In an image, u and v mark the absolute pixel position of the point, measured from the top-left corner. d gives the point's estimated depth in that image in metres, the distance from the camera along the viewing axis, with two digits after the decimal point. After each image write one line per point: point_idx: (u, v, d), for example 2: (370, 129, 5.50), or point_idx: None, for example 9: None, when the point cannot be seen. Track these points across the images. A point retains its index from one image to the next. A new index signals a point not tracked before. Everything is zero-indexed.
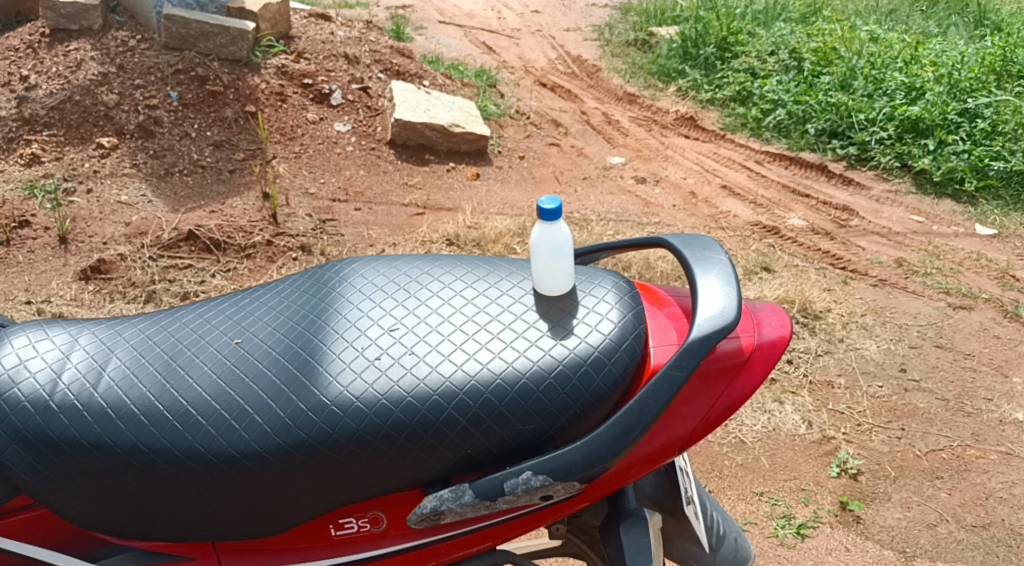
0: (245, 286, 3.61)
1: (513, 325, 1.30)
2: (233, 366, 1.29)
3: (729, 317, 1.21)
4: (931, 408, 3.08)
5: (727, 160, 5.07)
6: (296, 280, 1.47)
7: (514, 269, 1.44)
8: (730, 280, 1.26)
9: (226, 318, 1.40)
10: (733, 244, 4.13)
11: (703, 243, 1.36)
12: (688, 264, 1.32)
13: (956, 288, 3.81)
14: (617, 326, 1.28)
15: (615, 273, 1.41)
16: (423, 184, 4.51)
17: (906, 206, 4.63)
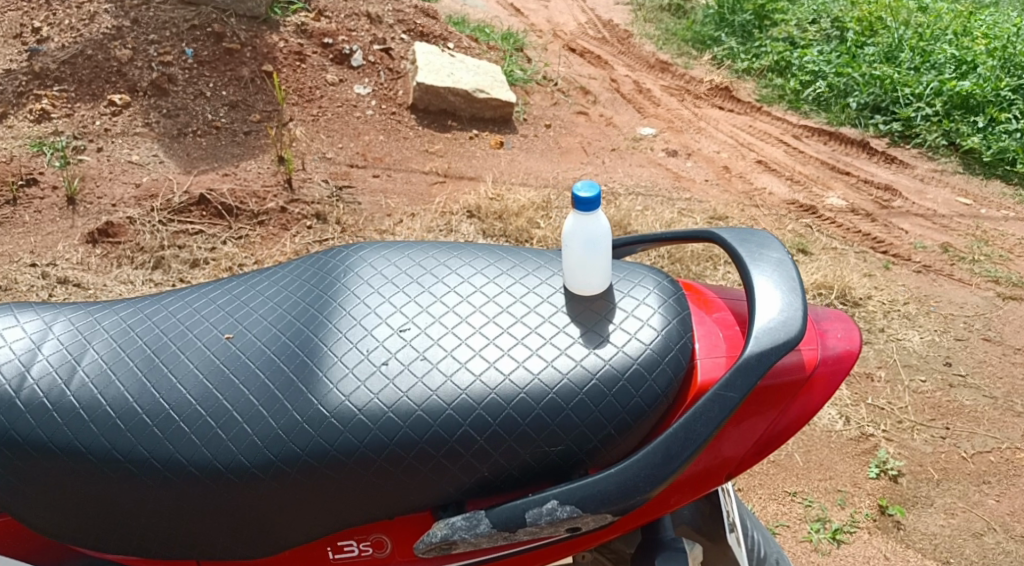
0: (257, 255, 3.47)
1: (542, 329, 1.14)
2: (223, 366, 1.15)
3: (794, 331, 1.04)
4: (979, 406, 2.89)
5: (763, 134, 4.83)
6: (297, 266, 1.31)
7: (542, 262, 1.27)
8: (794, 286, 1.10)
9: (218, 309, 1.25)
10: (768, 223, 3.92)
11: (760, 238, 1.20)
12: (744, 265, 1.15)
13: (1006, 277, 3.60)
14: (660, 336, 1.12)
15: (657, 269, 1.24)
16: (444, 151, 4.33)
17: (953, 188, 4.39)
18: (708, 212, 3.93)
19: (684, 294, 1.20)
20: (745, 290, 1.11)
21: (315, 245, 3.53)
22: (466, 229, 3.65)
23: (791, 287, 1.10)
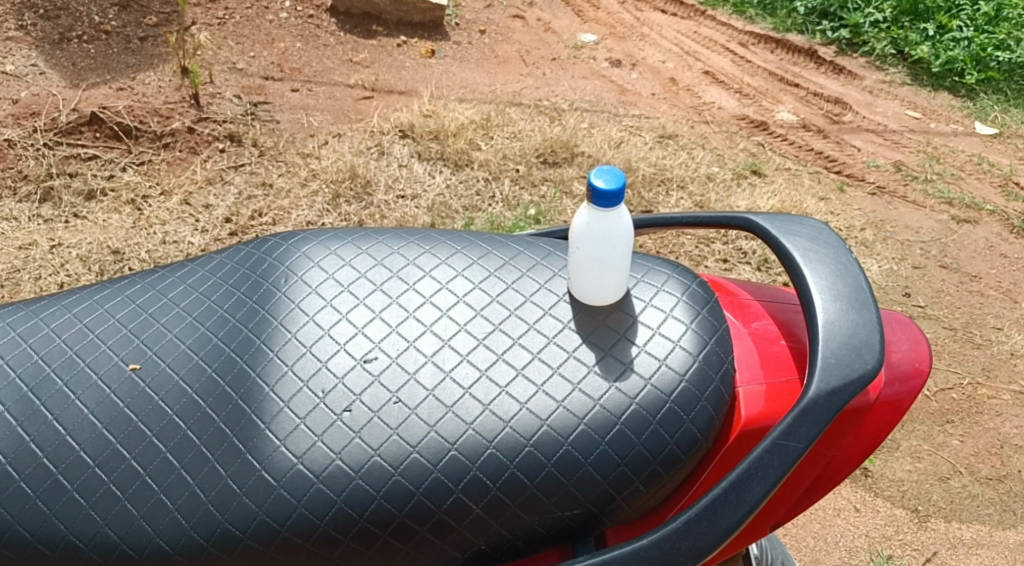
0: (162, 184, 3.07)
1: (535, 361, 1.15)
2: (146, 416, 1.12)
3: (866, 368, 1.04)
4: (939, 339, 2.81)
5: (708, 41, 4.56)
6: (219, 285, 1.27)
7: (531, 268, 1.29)
8: (862, 315, 1.10)
9: (137, 339, 1.20)
10: (719, 141, 3.72)
11: (820, 231, 1.23)
12: (799, 270, 1.17)
13: (959, 198, 3.50)
14: (682, 361, 1.15)
15: (682, 270, 1.29)
16: (369, 61, 3.92)
17: (902, 100, 4.25)
18: (658, 130, 3.69)
19: (721, 306, 1.25)
20: (802, 298, 1.13)
21: (230, 171, 3.15)
22: (399, 151, 3.32)
23: (857, 302, 1.11)
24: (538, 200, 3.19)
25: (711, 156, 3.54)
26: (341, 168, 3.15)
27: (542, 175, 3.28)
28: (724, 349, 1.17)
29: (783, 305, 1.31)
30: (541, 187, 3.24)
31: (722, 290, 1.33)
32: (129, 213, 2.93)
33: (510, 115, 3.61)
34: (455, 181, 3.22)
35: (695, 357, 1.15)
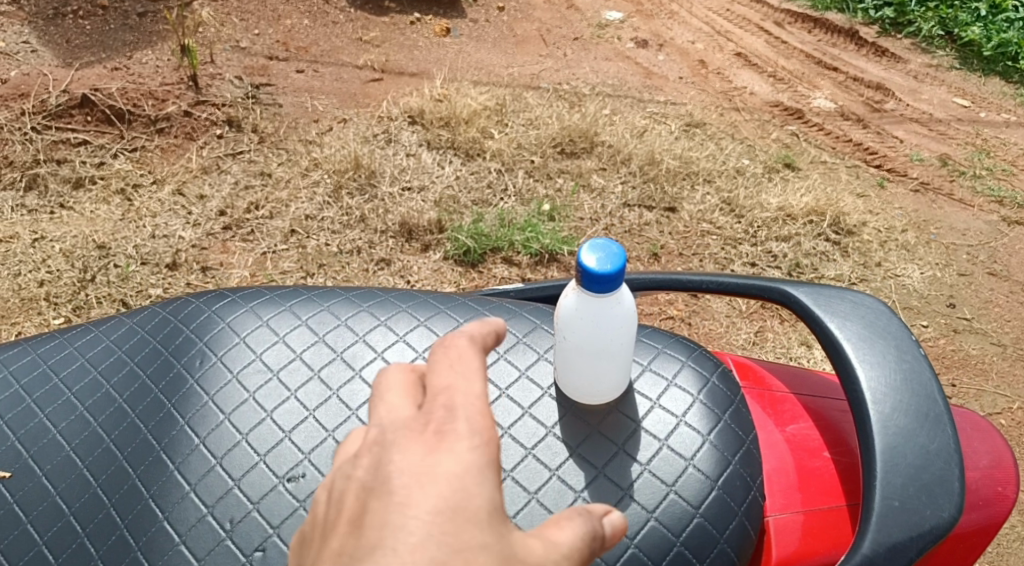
0: (155, 172, 2.89)
1: (505, 483, 1.22)
2: (11, 543, 1.24)
3: (944, 516, 1.08)
4: (986, 357, 2.62)
5: (741, 20, 4.28)
6: (100, 380, 1.40)
7: (509, 348, 1.39)
8: (922, 437, 1.14)
9: (22, 443, 1.34)
10: (750, 130, 3.47)
11: (878, 316, 1.28)
12: (852, 376, 1.21)
13: (1010, 196, 3.26)
14: (695, 490, 1.21)
15: (699, 361, 1.37)
16: (380, 40, 3.71)
17: (948, 86, 3.96)
18: (685, 117, 3.45)
19: (744, 407, 1.33)
20: (857, 410, 1.18)
21: (227, 159, 2.96)
22: (407, 138, 3.12)
23: (930, 420, 1.15)
24: (553, 194, 2.97)
25: (741, 148, 3.30)
26: (345, 157, 2.93)
27: (558, 167, 3.07)
28: (749, 472, 1.24)
29: (824, 402, 1.39)
30: (557, 180, 3.03)
31: (756, 390, 1.42)
32: (118, 204, 2.76)
33: (527, 100, 3.38)
34: (465, 171, 3.00)
35: (714, 484, 1.22)
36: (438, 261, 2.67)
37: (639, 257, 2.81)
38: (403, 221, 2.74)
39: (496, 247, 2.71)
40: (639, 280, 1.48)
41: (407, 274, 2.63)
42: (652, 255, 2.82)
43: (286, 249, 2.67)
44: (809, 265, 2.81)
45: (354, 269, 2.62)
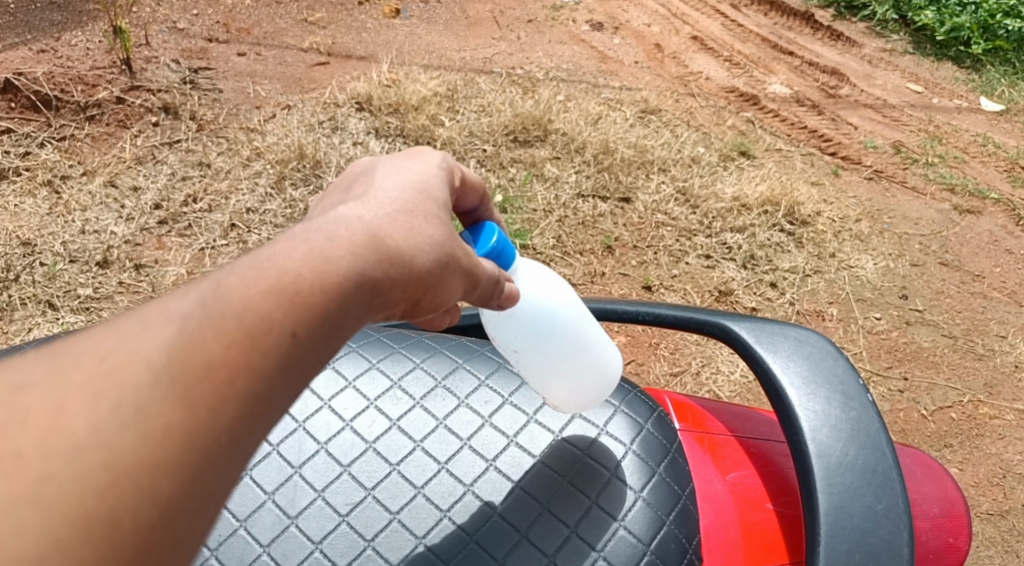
0: (85, 162, 2.75)
1: (418, 551, 1.20)
2: None
3: None
4: (938, 349, 2.63)
5: (698, 2, 4.22)
6: None
7: (426, 394, 1.39)
8: (870, 492, 1.09)
9: None
10: (705, 117, 3.42)
11: (823, 357, 1.24)
12: (795, 426, 1.17)
13: (962, 185, 3.27)
14: (626, 555, 1.20)
15: (632, 410, 1.39)
16: (327, 21, 3.58)
17: (903, 71, 3.95)
18: (639, 103, 3.38)
19: (681, 456, 1.34)
20: (799, 464, 1.14)
21: (163, 149, 2.82)
22: (354, 127, 2.99)
23: (877, 477, 1.10)
24: (506, 185, 2.88)
25: (696, 135, 3.24)
26: (287, 145, 2.80)
27: (511, 156, 2.97)
28: (683, 532, 1.23)
29: (769, 446, 1.40)
30: (510, 169, 2.94)
31: (698, 435, 1.43)
32: (45, 197, 2.62)
33: (479, 86, 3.28)
34: None
35: (646, 549, 1.21)
36: None
37: (593, 250, 2.75)
38: None
39: None
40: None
41: None
42: (606, 248, 2.76)
43: (226, 244, 2.55)
44: (763, 257, 2.77)
45: None
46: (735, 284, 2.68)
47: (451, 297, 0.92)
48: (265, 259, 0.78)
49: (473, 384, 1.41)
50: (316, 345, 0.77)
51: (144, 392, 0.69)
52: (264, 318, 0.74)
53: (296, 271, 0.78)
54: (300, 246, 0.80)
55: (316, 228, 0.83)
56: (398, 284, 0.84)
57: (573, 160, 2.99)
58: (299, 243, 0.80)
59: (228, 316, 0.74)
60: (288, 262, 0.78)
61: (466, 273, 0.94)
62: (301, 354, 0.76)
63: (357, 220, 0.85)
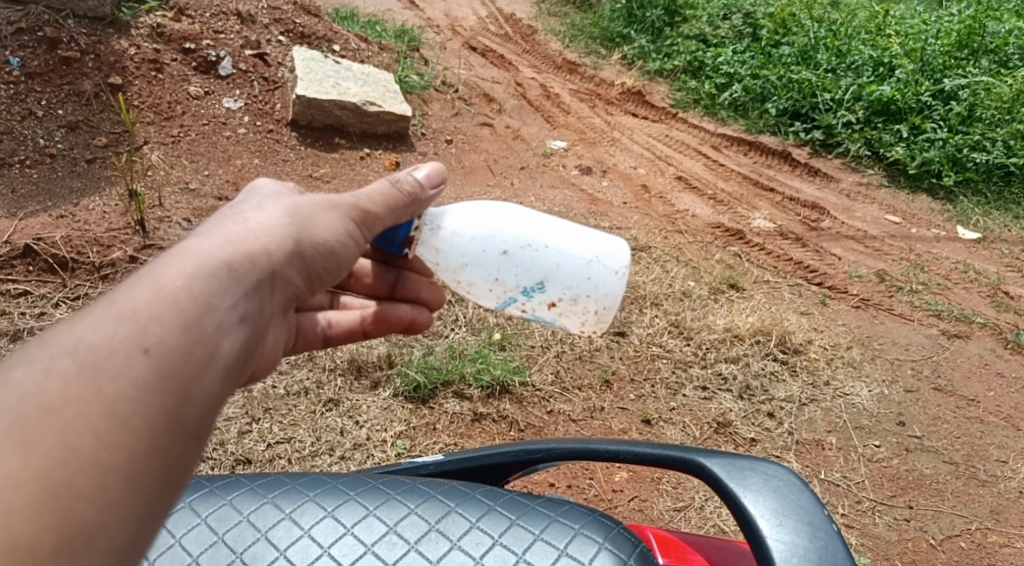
0: None
1: None
2: None
3: None
4: (940, 477, 2.64)
5: (680, 145, 4.46)
6: None
7: (420, 538, 1.41)
8: None
9: None
10: (693, 253, 3.55)
11: (789, 488, 1.27)
12: (766, 558, 1.19)
13: (947, 310, 3.37)
14: None
15: (619, 543, 1.38)
16: (330, 176, 3.79)
17: (880, 203, 4.13)
18: (630, 242, 3.51)
19: None
20: None
21: None
22: None
23: None
24: (503, 322, 2.93)
25: (685, 270, 3.36)
26: None
27: None
28: None
29: None
30: None
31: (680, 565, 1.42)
32: None
33: None
34: None
35: None
36: (388, 399, 2.58)
37: (591, 384, 2.79)
38: (351, 357, 2.67)
39: (446, 381, 2.64)
40: (558, 450, 1.47)
41: (355, 415, 2.52)
42: (604, 382, 2.80)
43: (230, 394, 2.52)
44: (759, 387, 2.82)
45: (301, 412, 2.50)
46: (733, 415, 2.72)
47: (332, 238, 1.19)
48: (108, 311, 0.94)
49: (465, 526, 1.42)
50: (184, 345, 0.93)
51: (4, 458, 0.80)
52: (116, 349, 0.89)
53: (144, 303, 0.94)
54: (139, 287, 0.96)
55: (155, 266, 1.00)
56: (265, 251, 1.08)
57: None
58: (139, 285, 0.97)
59: (77, 364, 0.88)
60: (134, 299, 0.95)
61: (333, 216, 1.21)
62: (168, 357, 0.91)
63: (198, 247, 1.03)
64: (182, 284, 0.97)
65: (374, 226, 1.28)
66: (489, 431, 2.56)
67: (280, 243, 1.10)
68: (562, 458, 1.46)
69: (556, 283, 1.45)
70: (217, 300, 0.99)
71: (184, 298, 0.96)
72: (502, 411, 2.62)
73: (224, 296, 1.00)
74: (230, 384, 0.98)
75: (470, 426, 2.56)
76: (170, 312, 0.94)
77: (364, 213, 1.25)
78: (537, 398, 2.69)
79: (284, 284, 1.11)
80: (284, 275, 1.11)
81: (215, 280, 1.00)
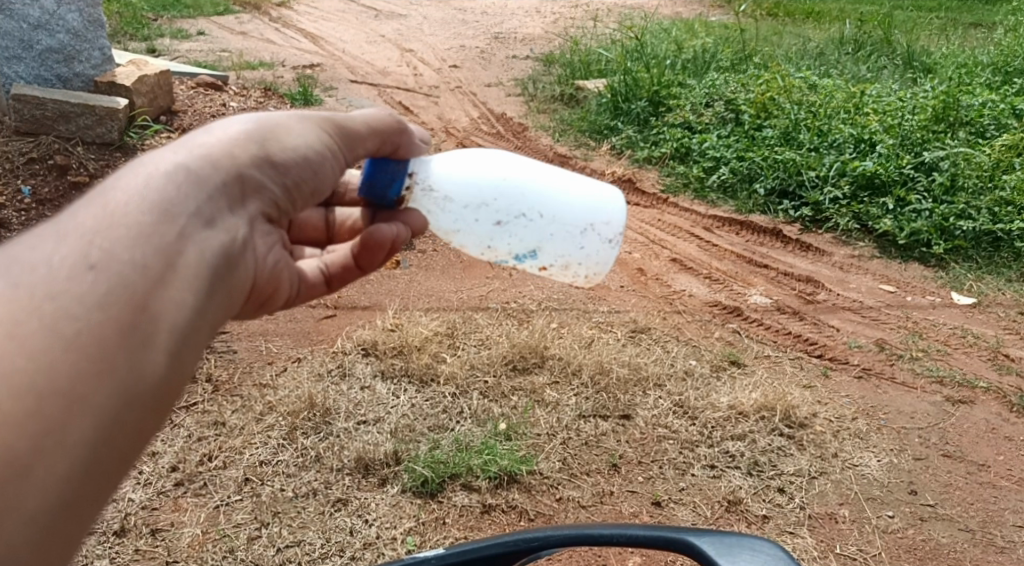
0: None
1: None
2: None
3: None
4: (958, 545, 2.61)
5: (673, 228, 4.56)
6: None
7: None
8: None
9: None
10: (693, 332, 3.59)
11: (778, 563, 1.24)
12: None
13: (950, 376, 3.38)
14: None
15: None
16: None
17: (874, 274, 4.20)
18: (629, 324, 3.56)
19: None
20: None
21: (180, 412, 2.85)
22: (361, 370, 3.09)
23: None
24: (508, 412, 2.94)
25: (686, 349, 3.39)
26: (298, 397, 2.85)
27: (512, 384, 3.06)
28: None
29: None
30: (512, 397, 3.01)
31: None
32: None
33: (477, 321, 3.47)
34: (419, 397, 2.96)
35: None
36: (395, 495, 2.57)
37: (599, 469, 2.78)
38: (358, 456, 2.66)
39: (454, 474, 2.64)
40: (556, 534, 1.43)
41: (364, 513, 2.51)
42: (611, 465, 2.80)
43: (239, 499, 2.53)
44: (767, 463, 2.81)
45: (310, 514, 2.49)
46: (744, 492, 2.70)
47: (304, 146, 1.10)
48: (48, 233, 0.80)
49: None
50: (144, 259, 0.81)
51: None
52: (56, 267, 0.75)
53: (92, 218, 0.81)
54: (85, 205, 0.84)
55: (102, 185, 0.88)
56: (226, 156, 0.98)
57: (572, 384, 3.09)
58: (81, 209, 0.83)
59: (14, 281, 0.73)
60: (79, 214, 0.82)
61: (305, 127, 1.12)
62: (124, 270, 0.78)
63: (149, 160, 0.92)
64: (133, 197, 0.85)
65: (357, 147, 1.21)
66: (499, 522, 2.54)
67: (245, 148, 1.01)
68: (563, 543, 1.39)
69: (550, 250, 1.47)
70: (180, 208, 0.88)
71: (141, 208, 0.84)
72: (512, 501, 2.61)
73: (186, 205, 0.88)
74: (206, 296, 0.86)
75: (480, 518, 2.54)
76: (121, 226, 0.82)
77: (335, 126, 1.18)
78: (546, 487, 2.68)
79: (256, 190, 1.01)
80: (252, 181, 1.00)
81: (176, 187, 0.89)
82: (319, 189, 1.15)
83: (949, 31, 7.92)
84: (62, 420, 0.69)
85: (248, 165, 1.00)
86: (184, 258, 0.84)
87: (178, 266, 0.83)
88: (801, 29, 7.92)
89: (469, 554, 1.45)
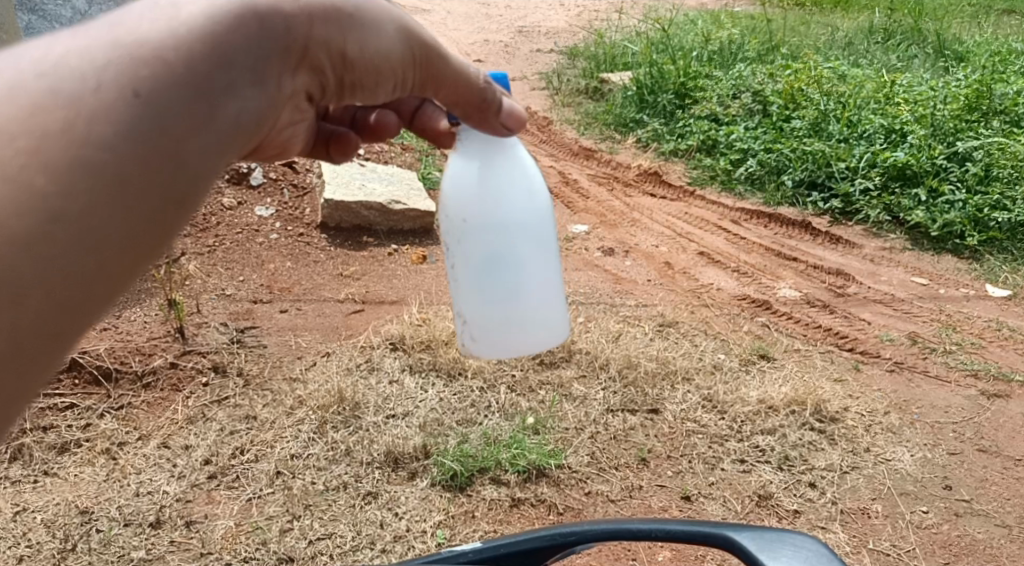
0: (145, 430, 2.77)
1: None
2: None
3: None
4: (994, 541, 2.57)
5: (700, 221, 4.53)
6: None
7: None
8: None
9: None
10: (722, 325, 3.56)
11: (821, 558, 1.24)
12: None
13: (985, 369, 3.33)
14: None
15: None
16: (361, 273, 3.88)
17: (905, 266, 4.14)
18: (657, 318, 3.53)
19: None
20: None
21: (212, 406, 2.88)
22: (390, 364, 3.10)
23: None
24: (536, 406, 2.93)
25: (714, 343, 3.37)
26: (328, 391, 2.87)
27: (539, 378, 3.06)
28: None
29: None
30: (539, 391, 3.00)
31: None
32: (103, 463, 2.62)
33: None
34: (447, 392, 2.96)
35: None
36: (425, 488, 2.58)
37: (628, 463, 2.77)
38: (387, 450, 2.68)
39: (482, 467, 2.64)
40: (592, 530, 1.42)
41: (394, 506, 2.52)
42: (640, 460, 2.79)
43: (271, 492, 2.55)
44: (798, 457, 2.79)
45: (341, 507, 2.51)
46: (774, 487, 2.68)
47: (384, 48, 1.06)
48: (109, 33, 0.77)
49: None
50: (190, 98, 0.77)
51: None
52: (108, 81, 0.73)
53: (155, 36, 0.77)
54: (151, 14, 0.80)
55: None
56: (305, 27, 0.93)
57: (601, 379, 3.07)
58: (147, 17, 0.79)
59: (66, 86, 0.71)
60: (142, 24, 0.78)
61: (393, 35, 1.07)
62: (168, 108, 0.75)
63: None
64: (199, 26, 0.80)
65: (429, 82, 1.17)
66: (529, 516, 2.54)
67: (324, 27, 0.96)
68: (602, 538, 1.38)
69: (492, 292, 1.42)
70: (238, 57, 0.83)
71: (202, 44, 0.80)
72: (541, 495, 2.61)
73: (246, 55, 0.85)
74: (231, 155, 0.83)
75: (509, 512, 2.55)
76: (178, 54, 0.78)
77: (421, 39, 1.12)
78: (575, 480, 2.68)
79: (312, 66, 0.98)
80: (315, 59, 0.97)
81: (242, 31, 0.84)
82: (371, 93, 1.13)
83: (981, 19, 7.76)
84: (76, 249, 0.68)
85: (319, 42, 0.96)
86: (224, 113, 0.81)
87: (216, 118, 0.80)
88: (829, 18, 7.81)
89: (506, 548, 1.43)
